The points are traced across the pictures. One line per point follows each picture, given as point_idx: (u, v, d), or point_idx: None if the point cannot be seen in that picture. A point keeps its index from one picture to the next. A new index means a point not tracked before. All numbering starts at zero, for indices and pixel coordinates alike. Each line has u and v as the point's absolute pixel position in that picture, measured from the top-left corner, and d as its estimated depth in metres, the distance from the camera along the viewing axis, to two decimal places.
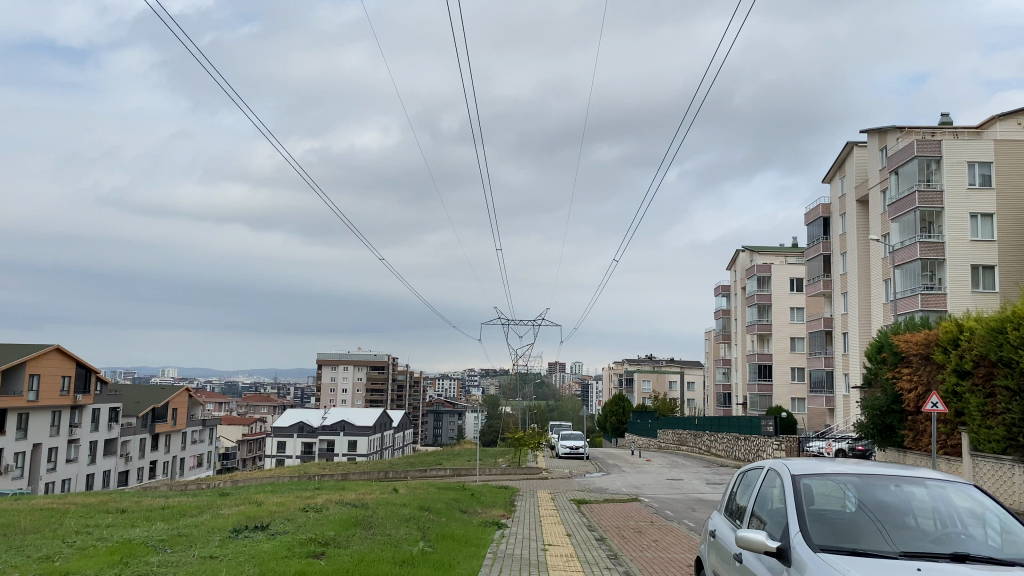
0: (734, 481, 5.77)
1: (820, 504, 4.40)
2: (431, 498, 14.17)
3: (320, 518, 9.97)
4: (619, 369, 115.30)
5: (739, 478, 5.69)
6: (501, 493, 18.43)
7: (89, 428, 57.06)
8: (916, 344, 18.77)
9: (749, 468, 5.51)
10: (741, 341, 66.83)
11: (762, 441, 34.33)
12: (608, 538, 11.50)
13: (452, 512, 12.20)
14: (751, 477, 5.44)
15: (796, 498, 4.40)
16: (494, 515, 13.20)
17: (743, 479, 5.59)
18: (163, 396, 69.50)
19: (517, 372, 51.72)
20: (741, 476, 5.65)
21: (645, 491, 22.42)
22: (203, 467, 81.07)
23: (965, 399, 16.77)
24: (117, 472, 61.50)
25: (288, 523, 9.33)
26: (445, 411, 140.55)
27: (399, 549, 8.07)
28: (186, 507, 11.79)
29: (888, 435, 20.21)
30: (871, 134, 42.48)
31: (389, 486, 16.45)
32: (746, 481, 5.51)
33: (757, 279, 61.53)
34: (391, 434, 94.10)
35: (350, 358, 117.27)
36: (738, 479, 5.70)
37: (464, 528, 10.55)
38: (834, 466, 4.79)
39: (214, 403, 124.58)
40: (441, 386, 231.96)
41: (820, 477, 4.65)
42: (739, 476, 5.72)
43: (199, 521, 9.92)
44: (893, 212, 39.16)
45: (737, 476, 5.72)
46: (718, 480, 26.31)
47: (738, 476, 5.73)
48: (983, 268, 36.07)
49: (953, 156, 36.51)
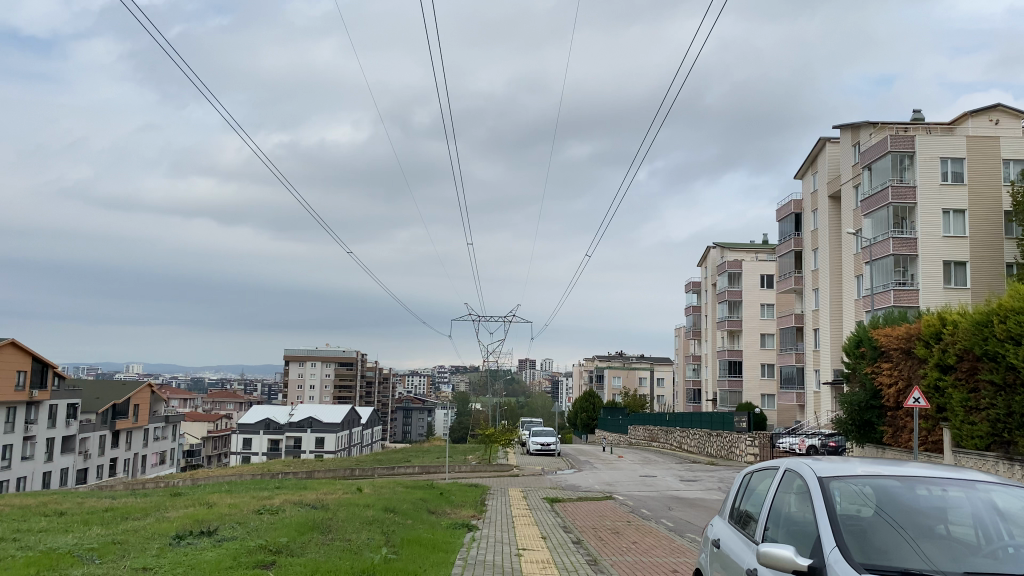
0: (742, 479, 5.09)
1: (852, 511, 3.72)
2: (397, 497, 13.41)
3: (274, 521, 9.18)
4: (589, 365, 115.10)
5: (747, 476, 5.01)
6: (472, 492, 17.71)
7: (46, 425, 55.41)
8: (896, 338, 18.40)
9: (759, 467, 4.84)
10: (712, 337, 66.66)
11: (735, 438, 33.93)
12: (585, 540, 10.82)
13: (419, 514, 11.44)
14: (761, 477, 4.76)
15: (825, 505, 3.73)
16: (464, 516, 12.49)
17: (751, 480, 4.91)
18: (124, 392, 67.78)
19: (487, 368, 51.05)
20: (750, 475, 4.97)
21: (619, 489, 21.82)
22: (166, 464, 79.34)
23: (948, 395, 16.36)
24: (75, 470, 59.81)
25: (238, 527, 8.53)
26: (414, 408, 139.70)
27: (360, 557, 7.31)
28: (132, 509, 10.89)
29: (867, 432, 19.84)
30: (844, 129, 42.36)
31: (354, 486, 15.64)
32: (756, 481, 4.83)
33: (728, 275, 61.36)
34: (359, 431, 92.98)
35: (318, 354, 115.83)
36: (746, 478, 5.02)
37: (432, 531, 9.81)
38: (865, 466, 4.12)
39: (179, 400, 122.28)
40: (411, 384, 230.48)
41: (848, 478, 3.97)
42: (747, 475, 5.05)
43: (140, 525, 9.07)
44: (866, 207, 39.10)
45: (745, 474, 5.05)
46: (693, 477, 25.83)
47: (747, 474, 5.05)
48: (955, 264, 36.04)
49: (926, 152, 36.51)
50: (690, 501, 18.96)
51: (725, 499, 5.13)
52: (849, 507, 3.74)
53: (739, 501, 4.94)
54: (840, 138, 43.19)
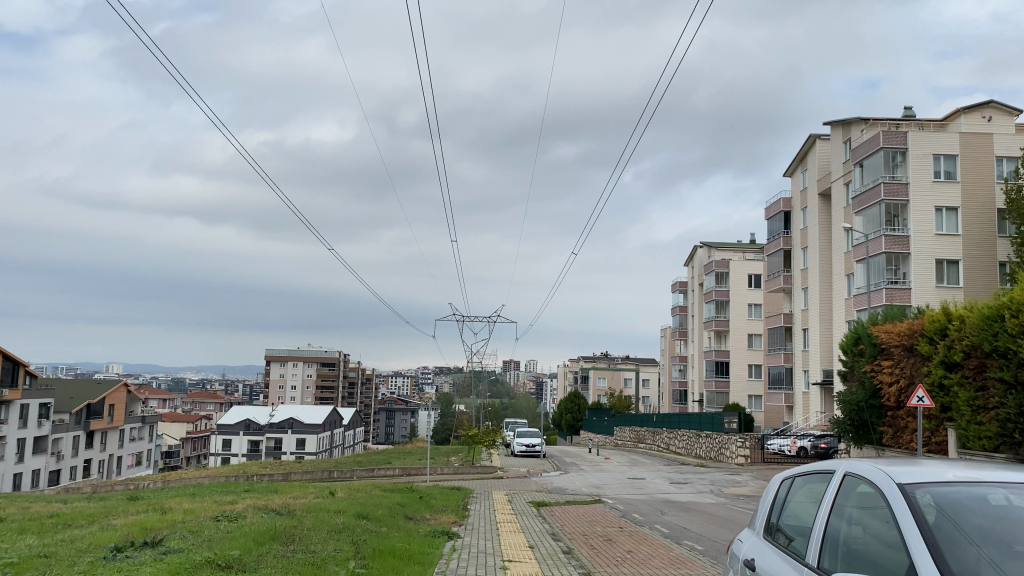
0: (778, 485, 4.21)
1: (950, 525, 2.80)
2: (372, 502, 12.48)
3: (232, 530, 8.21)
4: (573, 366, 114.41)
5: (785, 483, 4.13)
6: (454, 495, 16.80)
7: (17, 425, 53.94)
8: (898, 335, 17.67)
9: (804, 470, 3.95)
10: (698, 338, 66.09)
11: (724, 439, 33.18)
12: (577, 549, 9.93)
13: (395, 520, 10.53)
14: (804, 484, 3.88)
15: (912, 516, 2.81)
16: (445, 522, 11.57)
17: (791, 487, 4.03)
18: (99, 391, 66.30)
19: (471, 368, 50.14)
20: (789, 480, 4.09)
21: (607, 491, 20.93)
22: (143, 465, 77.80)
23: (954, 393, 15.63)
24: (48, 471, 58.33)
25: (189, 537, 7.56)
26: (397, 409, 138.44)
27: (322, 572, 6.35)
28: (79, 515, 9.88)
29: (866, 432, 19.10)
30: (835, 126, 41.85)
31: (327, 489, 14.69)
32: (796, 490, 3.95)
33: (715, 275, 60.74)
34: (341, 432, 91.75)
35: (299, 354, 114.32)
36: (782, 485, 4.13)
37: (408, 541, 8.88)
38: (959, 473, 3.19)
39: (158, 401, 120.45)
40: (395, 384, 228.96)
41: (933, 484, 3.06)
42: (784, 480, 4.16)
43: (80, 535, 8.09)
44: (856, 205, 38.57)
45: (782, 479, 4.17)
46: (683, 479, 25.03)
47: (785, 480, 4.16)
48: (948, 263, 35.50)
49: (919, 149, 35.96)
50: (683, 505, 18.13)
51: (757, 512, 4.25)
52: (935, 516, 2.84)
53: (774, 514, 4.05)
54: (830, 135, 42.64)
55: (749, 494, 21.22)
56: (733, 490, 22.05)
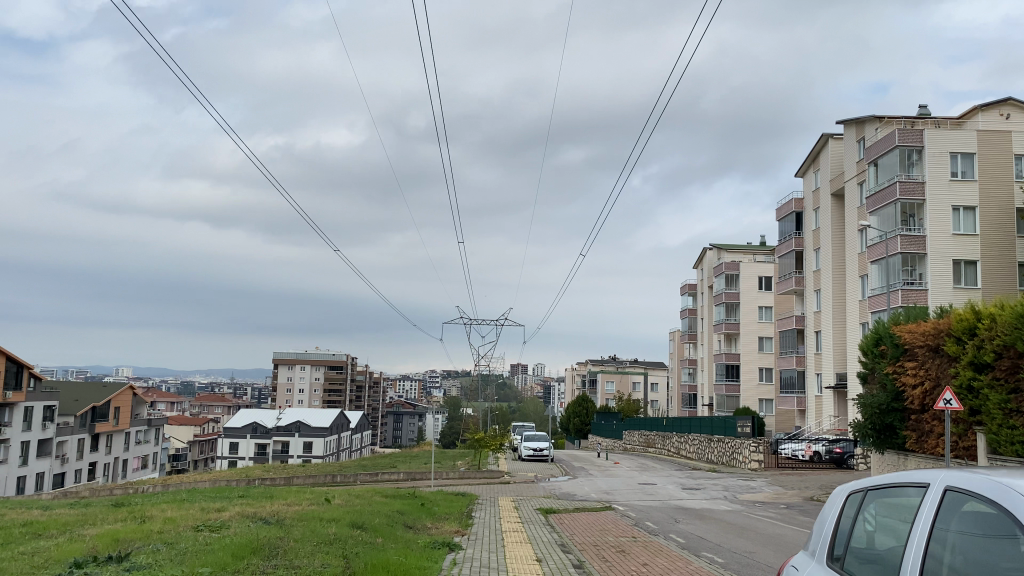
0: (845, 497, 3.49)
1: None
2: (369, 509, 11.75)
3: (209, 543, 7.49)
4: (581, 370, 113.52)
5: (855, 495, 3.41)
6: (457, 501, 16.05)
7: (21, 428, 53.41)
8: (922, 335, 16.88)
9: (873, 482, 3.25)
10: (708, 340, 65.21)
11: (737, 443, 32.27)
12: (587, 563, 9.20)
13: (391, 530, 9.80)
14: (874, 500, 3.19)
15: None
16: (446, 533, 10.83)
17: (858, 502, 3.33)
18: (105, 394, 65.84)
19: (478, 372, 49.43)
20: (859, 493, 3.36)
21: (618, 498, 20.19)
22: (148, 469, 77.28)
23: (984, 396, 14.84)
24: (52, 474, 57.85)
25: (160, 551, 6.85)
26: (405, 412, 137.95)
27: None
28: (54, 524, 9.20)
29: (889, 437, 18.30)
30: (849, 125, 41.03)
31: (323, 495, 13.98)
32: (865, 508, 3.26)
33: (725, 277, 59.89)
34: (348, 436, 91.18)
35: (307, 357, 113.83)
36: (849, 500, 3.42)
37: (404, 553, 8.18)
38: None
39: (165, 404, 120.13)
40: (402, 388, 228.39)
41: None
42: (849, 495, 3.46)
43: (41, 547, 7.37)
44: (871, 204, 37.72)
45: (851, 491, 3.44)
46: (695, 485, 24.20)
47: (850, 495, 3.45)
48: (965, 263, 34.63)
49: (935, 146, 35.16)
50: (698, 512, 17.33)
51: (819, 533, 3.55)
52: None
53: (838, 538, 3.36)
54: (843, 135, 41.85)
55: (765, 500, 20.40)
56: (748, 497, 21.25)
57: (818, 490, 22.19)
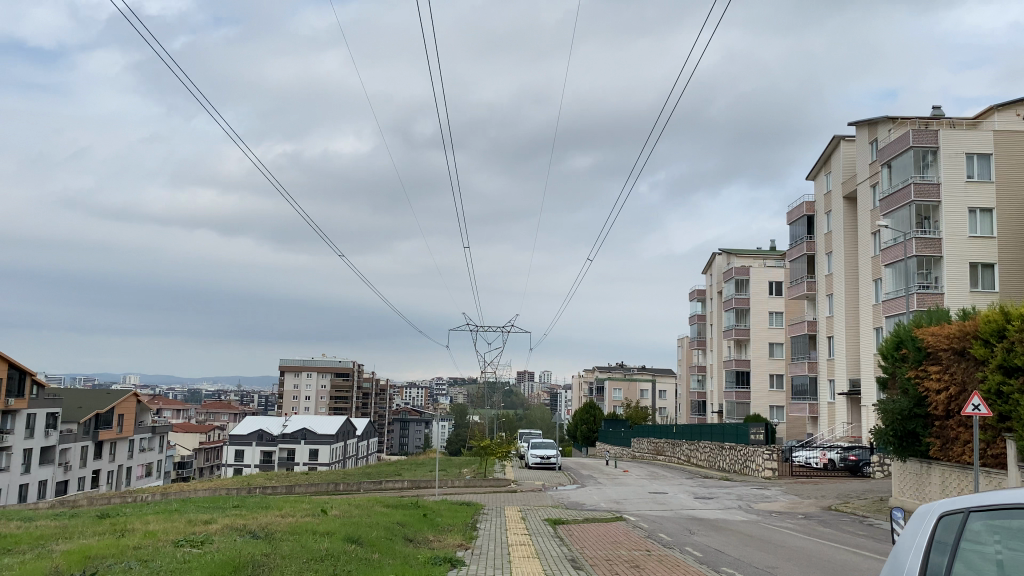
0: (935, 520, 3.14)
1: None
2: (367, 521, 11.14)
3: (190, 559, 6.91)
4: (588, 377, 112.60)
5: (947, 519, 3.05)
6: (462, 511, 15.42)
7: (23, 436, 52.98)
8: (946, 338, 16.21)
9: (982, 505, 2.86)
10: (718, 347, 64.43)
11: (749, 451, 31.54)
12: None
13: (390, 543, 9.17)
14: (985, 524, 2.81)
15: None
16: (450, 546, 10.20)
17: (961, 526, 2.93)
18: (109, 401, 65.44)
19: (485, 379, 48.86)
20: (955, 515, 3.00)
21: (628, 508, 19.52)
22: (153, 476, 76.81)
23: (1015, 401, 14.14)
24: (55, 482, 57.37)
25: (135, 570, 6.27)
26: (411, 420, 137.51)
27: None
28: (32, 537, 8.65)
29: (911, 444, 17.59)
30: (861, 126, 40.38)
31: (321, 505, 13.36)
32: (970, 534, 2.87)
33: (734, 282, 59.19)
34: (354, 443, 90.58)
35: (313, 364, 113.37)
36: (943, 523, 3.06)
37: (404, 570, 7.60)
38: None
39: (171, 412, 119.75)
40: (408, 395, 227.42)
41: None
42: (945, 517, 3.07)
43: (8, 563, 6.79)
44: (884, 206, 37.03)
45: (943, 514, 3.09)
46: (707, 494, 23.46)
47: (946, 515, 3.08)
48: (982, 267, 33.88)
49: (951, 148, 34.40)
50: (712, 522, 16.66)
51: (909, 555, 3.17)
52: None
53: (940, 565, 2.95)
54: (855, 136, 41.19)
55: (781, 510, 19.68)
56: (763, 506, 20.55)
57: (835, 499, 21.48)
